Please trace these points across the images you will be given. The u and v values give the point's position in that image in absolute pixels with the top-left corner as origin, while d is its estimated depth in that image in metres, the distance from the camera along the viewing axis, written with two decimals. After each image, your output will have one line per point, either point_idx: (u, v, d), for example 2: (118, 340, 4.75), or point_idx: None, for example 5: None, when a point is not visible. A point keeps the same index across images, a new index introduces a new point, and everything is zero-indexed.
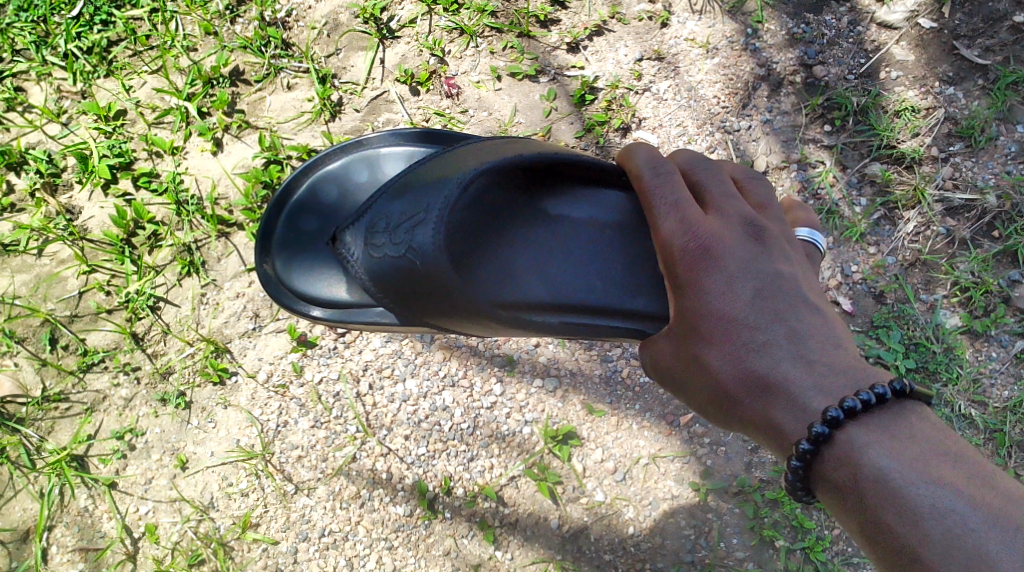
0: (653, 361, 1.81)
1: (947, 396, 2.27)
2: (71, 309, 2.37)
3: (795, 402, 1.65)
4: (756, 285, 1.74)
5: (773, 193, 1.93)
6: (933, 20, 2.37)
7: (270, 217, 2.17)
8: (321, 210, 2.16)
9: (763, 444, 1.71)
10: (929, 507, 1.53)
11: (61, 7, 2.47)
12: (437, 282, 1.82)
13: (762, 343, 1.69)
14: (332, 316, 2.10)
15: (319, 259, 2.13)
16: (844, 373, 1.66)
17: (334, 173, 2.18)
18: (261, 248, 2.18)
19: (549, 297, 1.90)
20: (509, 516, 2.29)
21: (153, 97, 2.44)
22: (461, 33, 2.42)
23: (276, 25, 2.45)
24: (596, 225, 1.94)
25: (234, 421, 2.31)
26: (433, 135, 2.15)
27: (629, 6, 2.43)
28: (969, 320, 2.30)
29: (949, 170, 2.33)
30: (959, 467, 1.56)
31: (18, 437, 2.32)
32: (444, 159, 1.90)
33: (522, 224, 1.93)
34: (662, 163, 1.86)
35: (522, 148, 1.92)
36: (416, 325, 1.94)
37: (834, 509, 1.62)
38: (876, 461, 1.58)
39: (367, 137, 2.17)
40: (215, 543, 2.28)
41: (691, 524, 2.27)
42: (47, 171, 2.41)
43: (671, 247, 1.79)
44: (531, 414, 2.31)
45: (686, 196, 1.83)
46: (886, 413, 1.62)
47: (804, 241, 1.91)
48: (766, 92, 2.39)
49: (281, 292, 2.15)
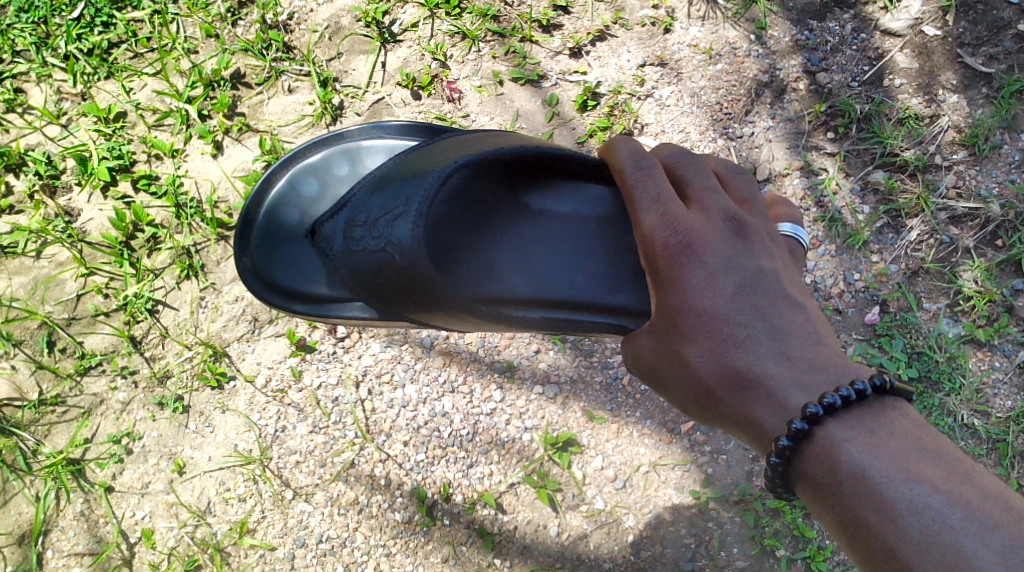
0: (635, 357, 1.79)
1: (949, 406, 2.26)
2: (69, 312, 2.35)
3: (775, 398, 1.65)
4: (738, 280, 1.72)
5: (757, 189, 1.91)
6: (937, 28, 2.37)
7: (249, 210, 2.11)
8: (302, 204, 2.10)
9: (742, 439, 1.71)
10: (907, 503, 1.52)
11: (61, 9, 2.46)
12: (417, 278, 1.78)
13: (744, 338, 1.68)
14: (313, 311, 2.03)
15: (301, 254, 2.06)
16: (823, 369, 1.65)
17: (315, 166, 2.12)
18: (241, 242, 2.11)
19: (531, 292, 1.89)
20: (508, 524, 2.27)
21: (153, 99, 2.43)
22: (463, 38, 2.42)
23: (278, 28, 2.44)
24: (579, 219, 1.93)
25: (232, 426, 2.29)
26: (415, 128, 2.10)
27: (632, 11, 2.42)
28: (972, 329, 2.28)
29: (952, 178, 2.31)
30: (938, 464, 1.55)
31: (14, 440, 2.30)
32: (425, 153, 1.88)
33: (504, 219, 1.90)
34: (644, 157, 1.83)
35: (503, 143, 1.91)
36: (396, 320, 1.91)
37: (814, 505, 1.62)
38: (855, 458, 1.58)
39: (348, 130, 2.12)
40: (212, 549, 2.26)
41: (691, 533, 2.26)
42: (46, 172, 2.40)
43: (652, 243, 1.77)
44: (531, 421, 2.30)
45: (669, 190, 1.81)
46: (866, 410, 1.61)
47: (787, 237, 1.91)
48: (769, 99, 2.39)
49: (261, 287, 2.08)
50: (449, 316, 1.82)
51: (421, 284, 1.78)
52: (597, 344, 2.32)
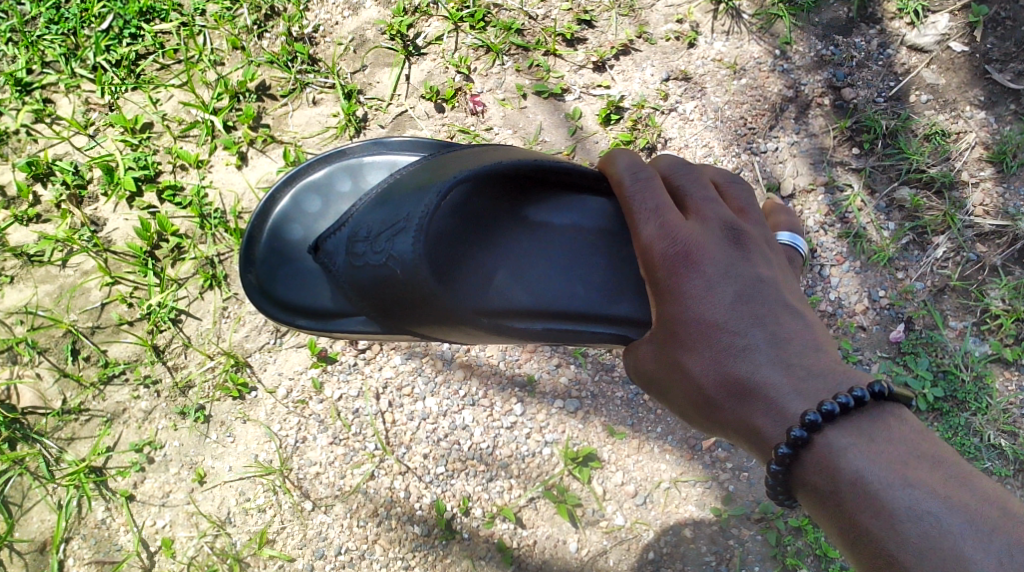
0: (635, 367, 1.79)
1: (976, 425, 2.23)
2: (93, 320, 2.37)
3: (774, 407, 1.64)
4: (736, 289, 1.72)
5: (754, 197, 1.91)
6: (964, 44, 2.34)
7: (253, 227, 2.11)
8: (305, 219, 2.10)
9: (745, 450, 1.70)
10: (906, 509, 1.51)
11: (91, 20, 2.50)
12: (417, 290, 1.80)
13: (742, 348, 1.68)
14: (315, 325, 2.04)
15: (305, 270, 2.07)
16: (822, 377, 1.65)
17: (318, 182, 2.11)
18: (246, 258, 2.11)
19: (533, 303, 1.89)
20: (527, 538, 2.26)
21: (179, 110, 2.46)
22: (487, 51, 2.42)
23: (303, 40, 2.46)
24: (578, 231, 1.93)
25: (254, 436, 2.30)
26: (417, 143, 2.10)
27: (656, 25, 2.42)
28: (999, 348, 2.26)
29: (979, 196, 2.29)
30: (937, 469, 1.54)
31: (38, 448, 2.32)
32: (426, 168, 1.88)
33: (504, 232, 1.90)
34: (642, 169, 1.83)
35: (504, 157, 1.91)
36: (399, 333, 1.93)
37: (816, 513, 1.61)
38: (854, 465, 1.56)
39: (350, 147, 2.12)
40: (231, 559, 2.26)
41: (712, 550, 2.24)
42: (73, 182, 2.42)
43: (651, 252, 1.76)
44: (551, 435, 2.29)
45: (667, 200, 1.80)
46: (865, 417, 1.60)
47: (785, 245, 1.93)
48: (794, 114, 2.37)
49: (266, 300, 2.09)
50: (451, 329, 1.83)
51: (421, 296, 1.80)
52: (618, 359, 2.31)
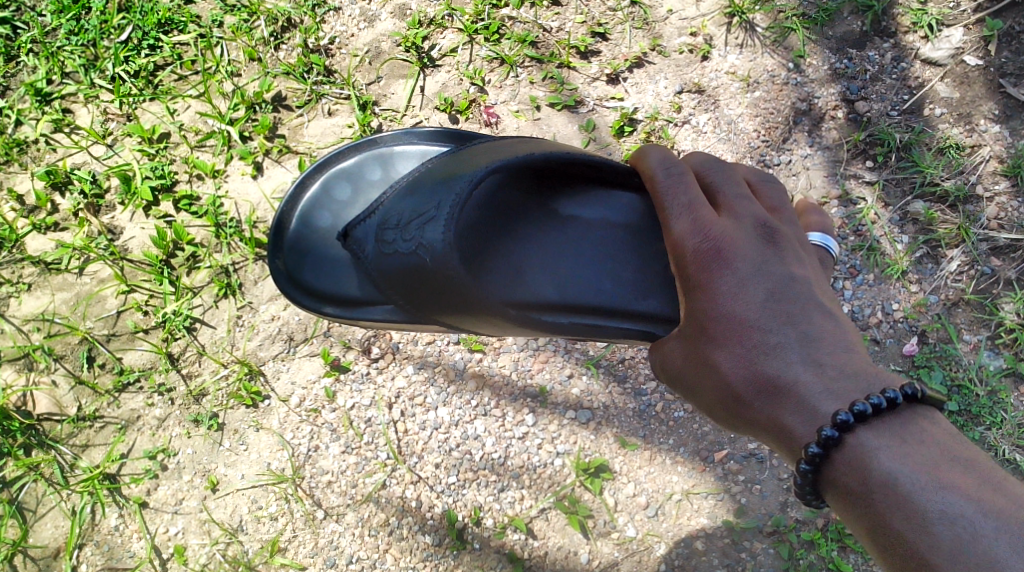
0: (662, 363, 1.80)
1: (990, 440, 2.22)
2: (109, 328, 2.39)
3: (806, 406, 1.64)
4: (768, 287, 1.73)
5: (785, 198, 1.92)
6: (978, 57, 2.34)
7: (282, 214, 2.12)
8: (333, 207, 2.11)
9: (772, 447, 1.69)
10: (939, 512, 1.51)
11: (110, 32, 2.53)
12: (445, 278, 1.81)
13: (774, 345, 1.68)
14: (342, 313, 2.06)
15: (332, 259, 2.08)
16: (854, 377, 1.64)
17: (347, 170, 2.13)
18: (274, 244, 2.12)
19: (560, 297, 1.89)
20: (539, 549, 2.26)
21: (196, 120, 2.48)
22: (501, 63, 2.44)
23: (319, 52, 2.48)
24: (608, 226, 1.93)
25: (266, 444, 2.31)
26: (447, 134, 2.11)
27: (669, 39, 2.43)
28: (1014, 362, 2.25)
29: (994, 209, 2.29)
30: (971, 473, 1.54)
31: (52, 454, 2.34)
32: (457, 158, 1.89)
33: (533, 225, 1.91)
34: (675, 164, 1.84)
35: (536, 148, 1.91)
36: (426, 324, 1.94)
37: (844, 514, 1.60)
38: (887, 466, 1.56)
39: (381, 136, 2.13)
40: (242, 567, 2.28)
41: (724, 563, 2.24)
42: (91, 191, 2.44)
43: (683, 248, 1.77)
44: (563, 446, 2.29)
45: (700, 197, 1.81)
46: (897, 418, 1.60)
47: (816, 246, 1.92)
48: (807, 127, 2.37)
49: (293, 288, 2.10)
50: (479, 320, 1.84)
51: (450, 286, 1.81)
52: (630, 370, 2.31)
